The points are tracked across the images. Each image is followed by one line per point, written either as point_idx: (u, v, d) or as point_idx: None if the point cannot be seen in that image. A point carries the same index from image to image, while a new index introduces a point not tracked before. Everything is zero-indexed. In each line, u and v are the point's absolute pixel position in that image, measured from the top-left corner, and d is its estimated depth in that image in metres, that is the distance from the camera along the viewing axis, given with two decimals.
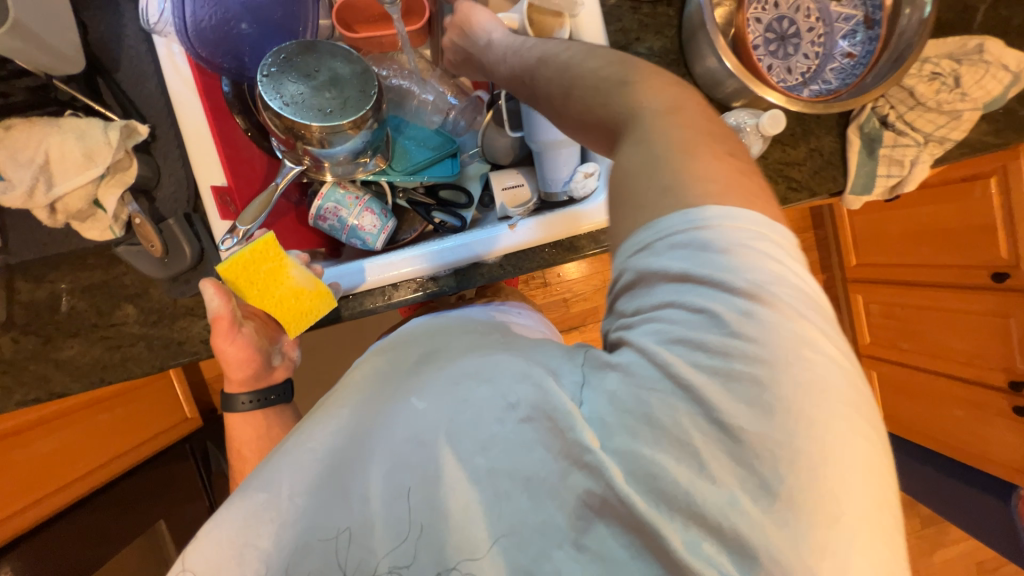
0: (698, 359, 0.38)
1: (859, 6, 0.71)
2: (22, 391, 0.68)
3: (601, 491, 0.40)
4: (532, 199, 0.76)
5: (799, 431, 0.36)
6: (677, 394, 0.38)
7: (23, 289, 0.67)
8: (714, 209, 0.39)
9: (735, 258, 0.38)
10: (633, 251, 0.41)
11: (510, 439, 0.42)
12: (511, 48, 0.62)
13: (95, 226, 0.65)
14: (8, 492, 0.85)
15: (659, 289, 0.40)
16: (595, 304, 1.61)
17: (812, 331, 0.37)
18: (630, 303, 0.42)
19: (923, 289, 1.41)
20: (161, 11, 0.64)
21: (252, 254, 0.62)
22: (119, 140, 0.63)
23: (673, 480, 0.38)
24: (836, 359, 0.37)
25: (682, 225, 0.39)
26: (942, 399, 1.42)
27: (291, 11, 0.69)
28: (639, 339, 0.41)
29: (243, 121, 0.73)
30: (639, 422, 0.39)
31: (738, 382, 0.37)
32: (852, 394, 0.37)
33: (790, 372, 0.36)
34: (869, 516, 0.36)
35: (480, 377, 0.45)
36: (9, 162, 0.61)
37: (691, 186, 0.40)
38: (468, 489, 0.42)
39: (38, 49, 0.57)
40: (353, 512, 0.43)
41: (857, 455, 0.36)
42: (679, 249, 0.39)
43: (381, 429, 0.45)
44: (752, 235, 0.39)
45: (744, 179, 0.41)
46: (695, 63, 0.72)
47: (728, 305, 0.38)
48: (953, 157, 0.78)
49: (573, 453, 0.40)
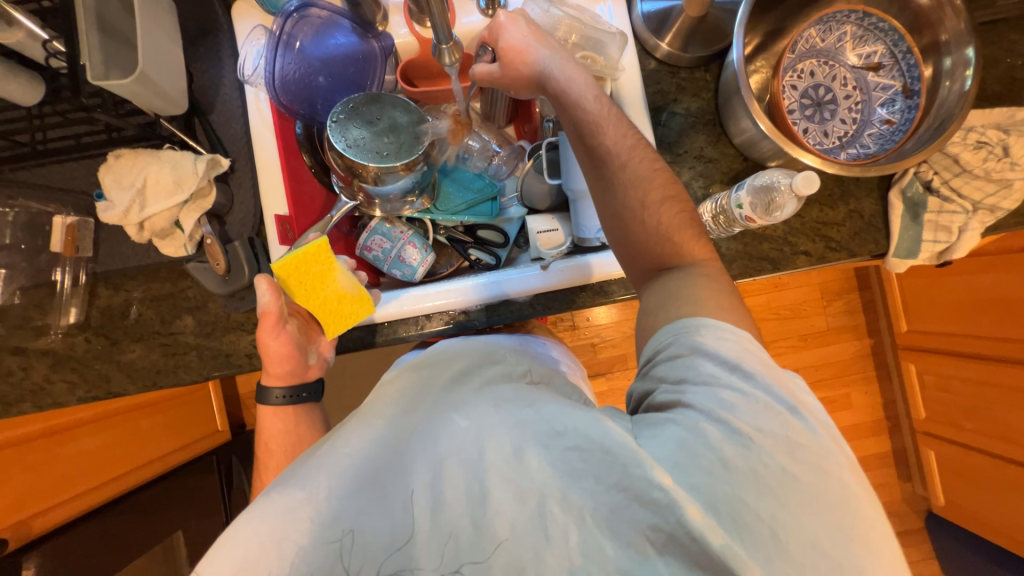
0: (740, 415, 0.45)
1: (898, 76, 0.72)
2: (84, 388, 0.74)
3: (668, 527, 0.42)
4: (565, 244, 0.78)
5: (823, 476, 0.43)
6: (733, 441, 0.44)
7: (102, 295, 0.75)
8: (728, 325, 0.51)
9: (749, 349, 0.50)
10: (682, 336, 0.52)
11: (557, 464, 0.45)
12: (580, 106, 0.63)
13: (172, 243, 0.74)
14: (50, 485, 0.91)
15: (706, 366, 0.49)
16: (624, 352, 1.58)
17: (809, 405, 0.47)
18: (672, 372, 0.51)
19: (984, 363, 1.29)
20: (254, 65, 0.75)
21: (305, 255, 0.68)
22: (204, 171, 0.72)
23: (748, 515, 0.41)
24: (832, 428, 0.47)
25: (706, 325, 0.51)
26: (1015, 490, 1.26)
27: (362, 67, 0.79)
28: (691, 399, 0.48)
29: (309, 158, 0.82)
30: (711, 464, 0.43)
31: (774, 437, 0.44)
32: (846, 451, 0.46)
33: (805, 430, 0.45)
34: (885, 544, 0.42)
35: (522, 402, 0.51)
36: (114, 185, 0.71)
37: (713, 302, 0.54)
38: (514, 509, 0.44)
39: (153, 93, 0.68)
40: (394, 519, 0.46)
41: (865, 497, 0.43)
42: (723, 342, 0.50)
43: (423, 439, 0.50)
44: (754, 340, 0.51)
45: (744, 306, 0.56)
46: (730, 124, 0.75)
47: (754, 380, 0.47)
48: (1007, 226, 0.75)
49: (636, 488, 0.43)
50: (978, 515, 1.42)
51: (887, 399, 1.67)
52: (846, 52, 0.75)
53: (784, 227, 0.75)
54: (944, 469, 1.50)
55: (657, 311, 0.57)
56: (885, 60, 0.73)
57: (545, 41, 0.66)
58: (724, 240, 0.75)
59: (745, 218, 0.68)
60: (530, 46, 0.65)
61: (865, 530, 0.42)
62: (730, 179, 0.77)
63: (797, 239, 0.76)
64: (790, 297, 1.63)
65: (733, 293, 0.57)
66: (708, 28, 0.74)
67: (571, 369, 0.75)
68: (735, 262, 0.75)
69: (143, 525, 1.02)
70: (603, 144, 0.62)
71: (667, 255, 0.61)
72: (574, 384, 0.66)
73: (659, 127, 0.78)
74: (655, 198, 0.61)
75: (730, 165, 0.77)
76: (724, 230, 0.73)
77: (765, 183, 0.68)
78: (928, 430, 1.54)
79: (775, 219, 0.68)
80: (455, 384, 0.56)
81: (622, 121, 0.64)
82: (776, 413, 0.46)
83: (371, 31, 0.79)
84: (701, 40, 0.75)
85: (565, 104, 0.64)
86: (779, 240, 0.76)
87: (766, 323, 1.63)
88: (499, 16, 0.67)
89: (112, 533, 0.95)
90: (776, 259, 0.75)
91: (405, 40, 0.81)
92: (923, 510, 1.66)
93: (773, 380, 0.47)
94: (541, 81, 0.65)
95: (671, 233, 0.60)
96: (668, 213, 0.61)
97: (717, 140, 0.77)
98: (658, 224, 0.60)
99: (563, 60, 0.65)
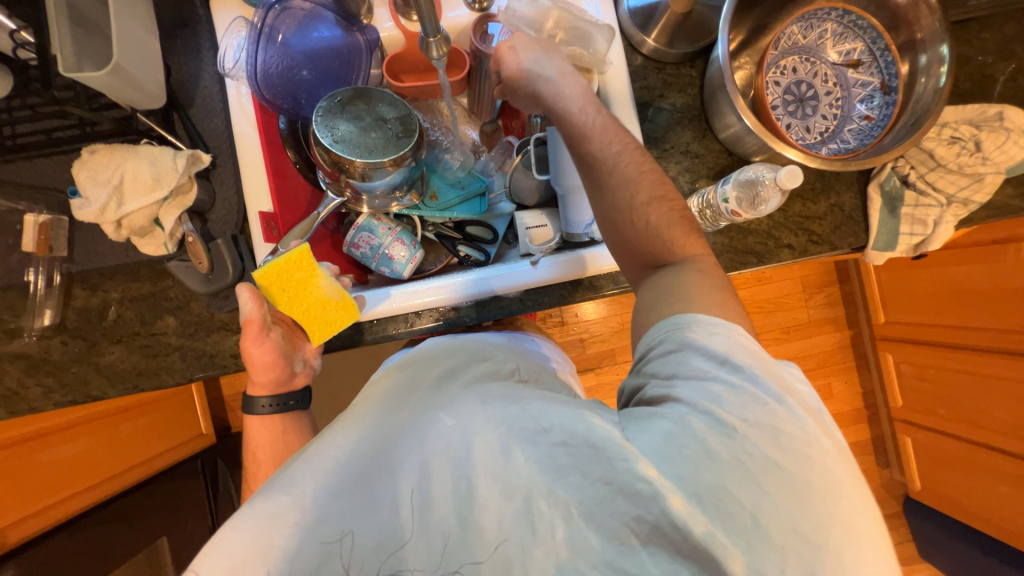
0: (726, 408, 0.46)
1: (876, 73, 0.74)
2: (62, 392, 0.72)
3: (651, 518, 0.42)
4: (554, 239, 0.79)
5: (808, 463, 0.44)
6: (717, 433, 0.45)
7: (78, 296, 0.73)
8: (718, 319, 0.52)
9: (737, 343, 0.50)
10: (672, 331, 0.53)
11: (544, 459, 0.45)
12: (571, 111, 0.64)
13: (151, 242, 0.72)
14: (28, 490, 0.87)
15: (695, 361, 0.50)
16: (612, 346, 1.60)
17: (795, 395, 0.48)
18: (662, 368, 0.51)
19: (962, 352, 1.33)
20: (235, 58, 0.73)
21: (286, 263, 0.66)
22: (185, 167, 0.70)
23: (731, 505, 0.42)
24: (820, 417, 0.47)
25: (693, 321, 0.52)
26: (986, 473, 1.32)
27: (348, 61, 0.77)
28: (677, 394, 0.48)
29: (294, 154, 0.80)
30: (696, 455, 0.44)
31: (760, 428, 0.45)
32: (833, 439, 0.47)
33: (791, 418, 0.46)
34: (870, 527, 0.43)
35: (509, 398, 0.51)
36: (89, 182, 0.69)
37: (707, 295, 0.55)
38: (500, 504, 0.44)
39: (131, 87, 0.66)
40: (380, 518, 0.45)
41: (850, 484, 0.44)
42: (711, 336, 0.51)
43: (410, 438, 0.50)
44: (744, 334, 0.52)
45: (733, 300, 0.56)
46: (715, 120, 0.76)
47: (741, 374, 0.48)
48: (979, 219, 0.78)
49: (621, 481, 0.43)
50: (953, 499, 1.47)
51: (865, 388, 1.73)
52: (826, 49, 0.77)
53: (768, 221, 0.77)
54: (920, 454, 1.56)
55: (651, 308, 0.57)
56: (864, 57, 0.75)
57: (551, 52, 0.67)
58: (710, 235, 0.76)
59: (731, 212, 0.69)
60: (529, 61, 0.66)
61: (847, 515, 0.42)
62: (716, 174, 0.78)
63: (781, 232, 0.77)
64: (773, 290, 1.67)
65: (723, 286, 0.57)
66: (692, 25, 0.75)
67: (561, 364, 0.77)
68: (721, 256, 0.76)
69: (125, 532, 0.99)
70: (593, 147, 0.63)
71: (658, 252, 0.61)
72: (564, 381, 0.67)
73: (646, 123, 0.78)
74: (643, 196, 0.61)
75: (716, 160, 0.78)
76: (711, 224, 0.74)
77: (750, 177, 0.68)
78: (905, 417, 1.59)
79: (760, 213, 0.69)
80: (443, 384, 0.55)
81: (613, 126, 0.64)
82: (762, 404, 0.46)
83: (356, 24, 0.77)
84: (686, 36, 0.76)
85: (553, 114, 0.65)
86: (764, 234, 0.77)
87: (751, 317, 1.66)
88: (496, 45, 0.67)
89: (94, 541, 0.93)
90: (761, 253, 0.77)
91: (391, 34, 0.80)
92: (900, 494, 1.72)
93: (760, 373, 0.48)
94: (539, 95, 0.66)
95: (661, 229, 0.61)
96: (658, 211, 0.61)
97: (703, 136, 0.78)
98: (648, 220, 0.61)
99: (562, 67, 0.66)
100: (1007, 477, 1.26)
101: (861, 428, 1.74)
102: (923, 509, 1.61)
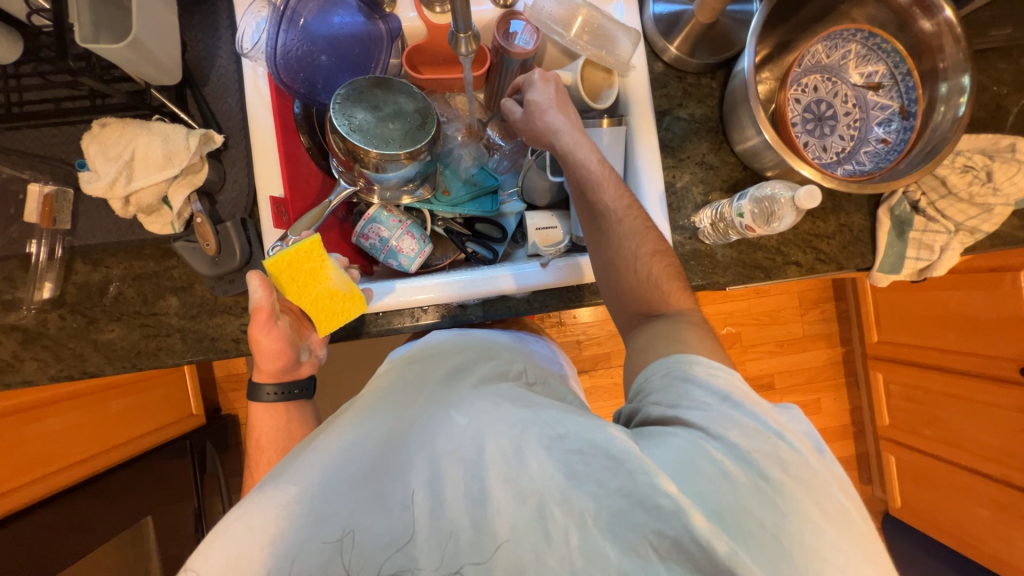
0: (737, 431, 0.47)
1: (895, 97, 0.75)
2: (57, 367, 0.71)
3: (672, 533, 0.42)
4: (564, 241, 0.79)
5: (816, 489, 0.44)
6: (728, 453, 0.45)
7: (79, 270, 0.71)
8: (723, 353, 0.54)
9: (738, 377, 0.52)
10: (680, 358, 0.54)
11: (559, 465, 0.45)
12: (584, 161, 0.64)
13: (158, 220, 0.70)
14: (15, 464, 0.86)
15: (702, 388, 0.51)
16: (608, 350, 1.60)
17: (795, 427, 0.49)
18: (671, 390, 0.52)
19: (953, 376, 1.35)
20: (254, 39, 0.70)
21: (298, 252, 0.66)
22: (197, 147, 0.68)
23: (747, 524, 0.42)
24: (821, 449, 0.49)
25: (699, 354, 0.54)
26: (967, 495, 1.35)
27: (367, 49, 0.77)
28: (685, 415, 0.49)
29: (307, 140, 0.81)
30: (710, 472, 0.44)
31: (770, 454, 0.45)
32: (835, 468, 0.48)
33: (796, 446, 0.47)
34: (878, 548, 0.43)
35: (521, 403, 0.51)
36: (99, 156, 0.68)
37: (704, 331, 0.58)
38: (513, 508, 0.44)
39: (147, 61, 0.64)
40: (392, 519, 0.45)
41: (857, 511, 0.45)
42: (716, 368, 0.52)
43: (421, 438, 0.50)
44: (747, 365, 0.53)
45: None
46: (734, 132, 0.76)
47: (748, 403, 0.49)
48: (983, 247, 0.79)
49: (639, 494, 0.43)
50: (933, 519, 1.50)
51: (854, 405, 1.75)
52: (849, 70, 0.77)
53: (778, 237, 0.77)
54: (903, 472, 1.59)
55: (658, 338, 0.58)
56: (885, 80, 0.75)
57: (565, 108, 0.67)
58: (721, 247, 0.77)
59: (745, 227, 0.70)
60: (547, 111, 0.66)
61: (860, 538, 0.43)
62: (729, 187, 0.78)
63: (790, 249, 0.78)
64: (771, 303, 1.68)
65: None
66: (715, 36, 0.75)
67: (565, 364, 0.76)
68: (729, 269, 0.77)
69: (110, 509, 0.98)
70: (600, 201, 0.63)
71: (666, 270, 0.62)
72: (567, 386, 0.67)
73: (663, 131, 0.78)
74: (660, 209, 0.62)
75: (731, 173, 0.78)
76: (721, 237, 0.75)
77: (767, 194, 0.69)
78: (891, 436, 1.62)
79: (773, 230, 0.70)
80: (452, 383, 0.56)
81: (621, 184, 0.65)
82: (767, 435, 0.47)
83: (378, 11, 0.76)
84: (709, 47, 0.76)
85: (567, 163, 0.65)
86: (773, 250, 0.78)
87: (747, 328, 1.68)
88: (533, 71, 0.68)
89: (78, 517, 0.92)
90: (769, 268, 0.77)
91: (413, 24, 0.78)
92: (880, 511, 1.75)
93: (762, 407, 0.49)
94: (551, 141, 0.66)
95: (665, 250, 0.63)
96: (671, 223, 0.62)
97: (719, 148, 0.79)
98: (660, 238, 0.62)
99: (573, 120, 0.66)
100: (990, 501, 1.29)
101: (847, 443, 1.76)
102: (901, 526, 1.64)
